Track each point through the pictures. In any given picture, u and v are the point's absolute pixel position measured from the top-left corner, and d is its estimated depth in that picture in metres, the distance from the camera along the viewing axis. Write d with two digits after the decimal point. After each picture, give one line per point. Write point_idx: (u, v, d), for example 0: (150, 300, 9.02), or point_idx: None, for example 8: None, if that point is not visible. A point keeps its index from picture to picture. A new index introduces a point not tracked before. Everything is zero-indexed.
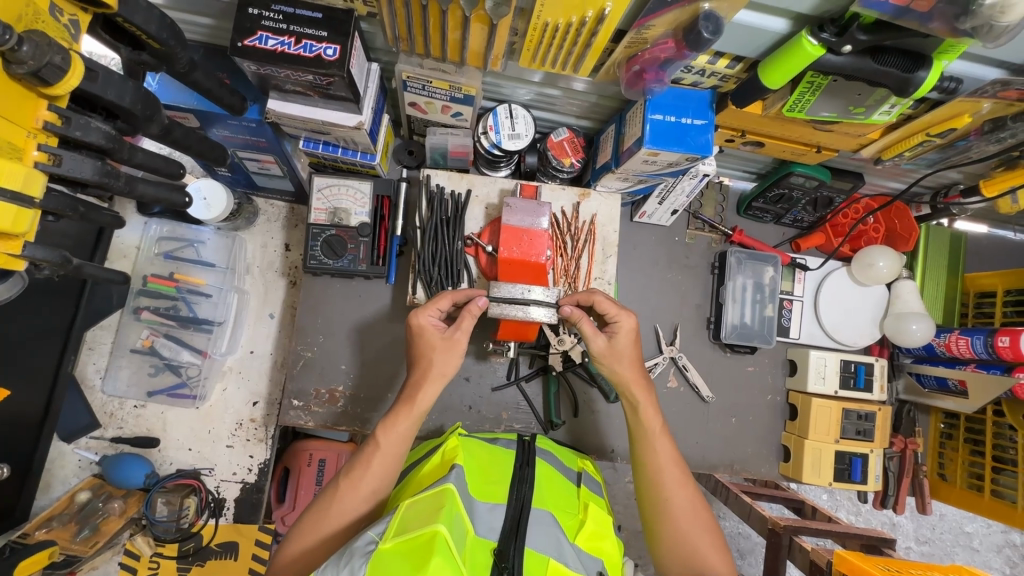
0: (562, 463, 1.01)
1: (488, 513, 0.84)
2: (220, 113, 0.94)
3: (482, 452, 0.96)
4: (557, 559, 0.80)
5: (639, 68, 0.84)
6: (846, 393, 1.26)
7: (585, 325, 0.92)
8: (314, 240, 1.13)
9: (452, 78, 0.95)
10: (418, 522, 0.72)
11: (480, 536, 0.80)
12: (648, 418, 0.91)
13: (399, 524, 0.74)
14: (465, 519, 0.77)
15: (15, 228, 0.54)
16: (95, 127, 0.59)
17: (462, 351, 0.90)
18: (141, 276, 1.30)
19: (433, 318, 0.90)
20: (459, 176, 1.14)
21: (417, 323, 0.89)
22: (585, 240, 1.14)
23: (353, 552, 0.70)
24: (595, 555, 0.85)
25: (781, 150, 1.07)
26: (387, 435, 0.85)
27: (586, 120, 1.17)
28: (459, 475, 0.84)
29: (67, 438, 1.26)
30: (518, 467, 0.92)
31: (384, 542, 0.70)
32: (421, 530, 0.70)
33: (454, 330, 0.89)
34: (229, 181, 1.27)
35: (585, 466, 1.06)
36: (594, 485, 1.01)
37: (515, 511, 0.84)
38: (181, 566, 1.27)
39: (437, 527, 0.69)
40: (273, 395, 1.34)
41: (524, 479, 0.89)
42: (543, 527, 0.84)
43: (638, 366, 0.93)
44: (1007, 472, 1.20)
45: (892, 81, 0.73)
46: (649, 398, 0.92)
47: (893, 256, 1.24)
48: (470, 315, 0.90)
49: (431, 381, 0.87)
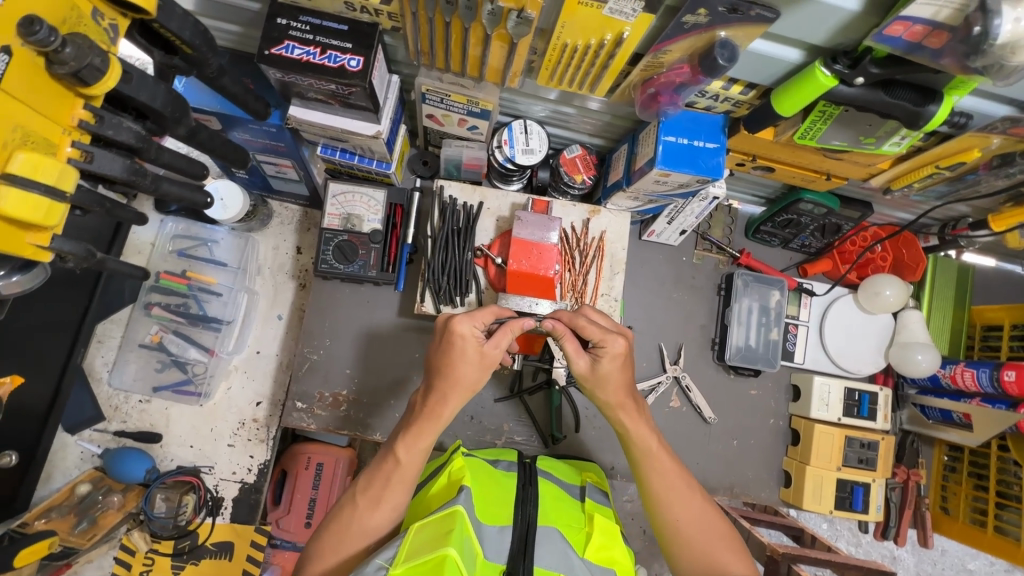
0: (563, 482, 1.01)
1: (496, 536, 0.84)
2: (243, 117, 0.97)
3: (484, 474, 0.95)
4: (566, 574, 0.81)
5: (654, 91, 0.86)
6: (849, 421, 1.25)
7: (569, 344, 0.86)
8: (326, 245, 1.15)
9: (470, 92, 0.97)
10: (428, 546, 0.73)
11: (489, 560, 0.80)
12: (645, 438, 0.89)
13: (408, 549, 0.74)
14: (474, 542, 0.77)
15: (45, 221, 0.55)
16: (126, 126, 0.61)
17: (491, 368, 0.84)
18: (154, 272, 1.32)
19: (472, 326, 0.82)
20: (471, 188, 1.16)
21: (457, 330, 0.81)
22: (593, 256, 1.16)
23: None
24: (607, 566, 0.85)
25: (790, 176, 1.09)
26: (408, 450, 0.82)
27: (599, 139, 1.19)
28: (467, 495, 0.84)
29: (71, 429, 1.26)
30: (520, 487, 0.91)
31: (394, 568, 0.71)
32: (430, 555, 0.70)
33: (491, 345, 0.83)
34: (246, 183, 1.29)
35: (587, 479, 1.05)
36: (599, 496, 1.00)
37: (522, 531, 0.84)
38: (176, 564, 1.27)
39: (446, 551, 0.70)
40: (277, 396, 1.34)
41: (528, 499, 0.88)
42: (550, 543, 0.84)
43: (626, 388, 0.89)
44: (1010, 508, 1.19)
45: (902, 114, 0.74)
46: (642, 417, 0.90)
47: (900, 284, 1.25)
48: (509, 331, 0.84)
49: (456, 395, 0.82)
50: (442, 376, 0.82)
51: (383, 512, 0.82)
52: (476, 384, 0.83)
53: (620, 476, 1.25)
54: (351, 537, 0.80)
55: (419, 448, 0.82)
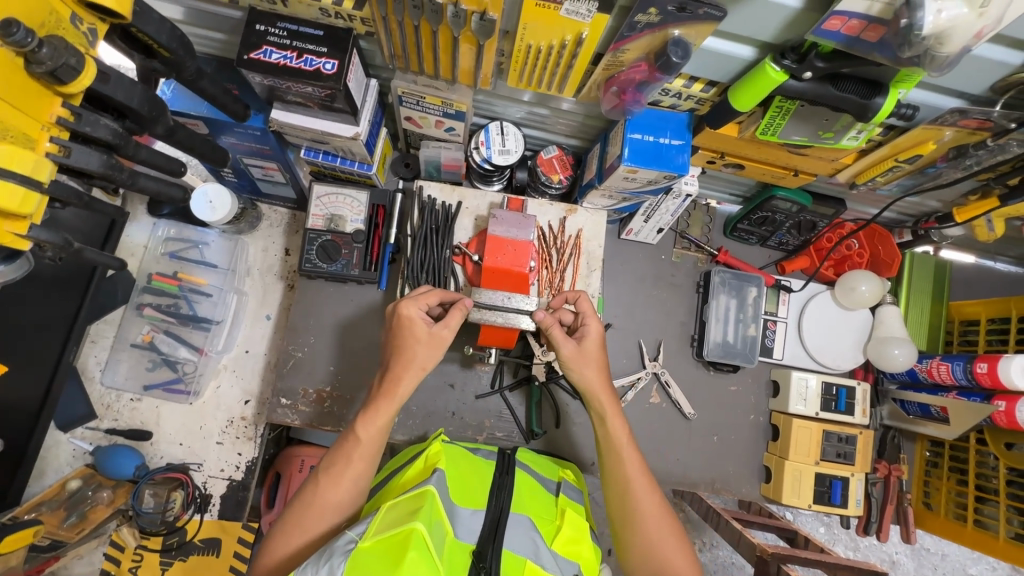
0: (540, 475, 1.01)
1: (469, 517, 0.86)
2: (227, 121, 1.01)
3: (465, 461, 0.96)
4: (534, 559, 0.82)
5: (618, 89, 0.89)
6: (827, 415, 1.27)
7: (555, 330, 0.95)
8: (310, 244, 1.19)
9: (444, 94, 1.01)
10: (396, 520, 0.74)
11: (460, 539, 0.82)
12: (615, 430, 0.93)
13: (378, 523, 0.76)
14: (445, 524, 0.79)
15: (21, 208, 0.59)
16: (103, 124, 0.65)
17: (444, 346, 0.93)
18: (146, 274, 1.36)
19: (422, 310, 0.93)
20: (450, 188, 1.19)
21: (406, 314, 0.91)
22: (570, 254, 1.18)
23: (333, 551, 0.72)
24: (572, 559, 0.87)
25: (760, 173, 1.11)
26: (367, 428, 0.88)
27: (575, 140, 1.23)
28: (441, 478, 0.86)
29: (63, 427, 1.30)
30: (497, 475, 0.93)
31: (363, 541, 0.72)
32: (397, 529, 0.72)
33: (441, 326, 0.92)
34: (235, 187, 1.33)
35: (565, 475, 1.06)
36: (575, 494, 1.01)
37: (494, 516, 0.86)
38: (164, 560, 1.29)
39: (414, 525, 0.72)
40: (264, 394, 1.37)
41: (504, 486, 0.91)
42: (522, 529, 0.86)
43: (600, 376, 0.95)
44: (990, 502, 1.19)
45: (852, 107, 0.77)
46: (615, 412, 0.95)
47: (875, 280, 1.26)
48: (458, 311, 0.94)
49: (411, 373, 0.90)
50: (399, 357, 0.91)
51: (344, 489, 0.86)
52: (432, 362, 0.92)
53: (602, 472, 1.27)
54: (314, 514, 0.84)
55: (376, 425, 0.88)
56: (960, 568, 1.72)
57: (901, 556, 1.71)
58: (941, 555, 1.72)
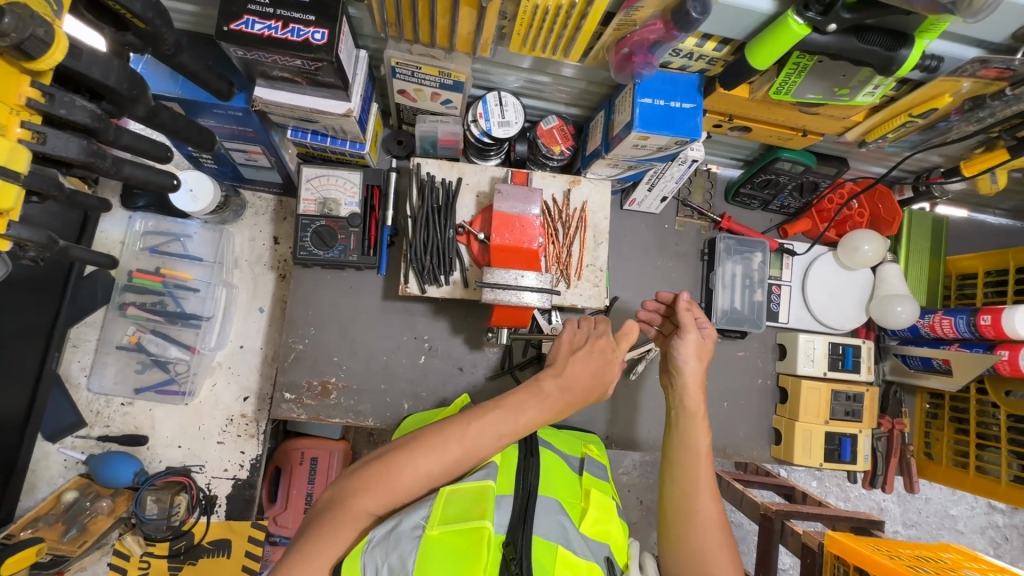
0: (564, 453, 1.02)
1: (496, 508, 0.82)
2: (206, 101, 0.94)
3: None
4: (564, 545, 0.80)
5: (628, 51, 0.84)
6: (835, 375, 1.28)
7: (688, 316, 0.98)
8: (303, 231, 1.13)
9: (442, 64, 0.95)
10: (465, 513, 0.72)
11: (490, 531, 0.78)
12: (697, 436, 0.91)
13: (443, 508, 0.73)
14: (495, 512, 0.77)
15: None
16: (79, 105, 0.57)
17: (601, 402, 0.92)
18: (126, 271, 1.28)
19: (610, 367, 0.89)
20: (449, 164, 1.14)
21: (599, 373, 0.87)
22: (576, 227, 1.15)
23: (399, 536, 0.70)
24: (601, 541, 0.86)
25: (767, 135, 1.09)
26: (508, 407, 0.82)
27: (575, 108, 1.18)
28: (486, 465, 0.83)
29: (51, 437, 1.23)
30: (523, 455, 0.89)
31: (432, 530, 0.70)
32: (469, 524, 0.70)
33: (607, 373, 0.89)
34: (216, 173, 1.25)
35: (589, 452, 1.06)
36: (597, 471, 1.02)
37: (523, 498, 0.83)
38: (173, 565, 1.25)
39: (486, 524, 0.70)
40: (264, 389, 1.32)
41: (531, 467, 0.87)
42: (547, 515, 0.83)
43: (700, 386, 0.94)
44: (990, 449, 1.24)
45: (875, 60, 0.74)
46: (702, 416, 0.93)
47: (878, 239, 1.26)
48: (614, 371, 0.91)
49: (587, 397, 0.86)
50: (579, 377, 0.86)
51: (461, 446, 0.79)
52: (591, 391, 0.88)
53: (615, 445, 1.26)
54: (434, 453, 0.77)
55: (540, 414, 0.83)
56: (943, 510, 1.81)
57: (889, 502, 1.79)
58: (926, 498, 1.80)
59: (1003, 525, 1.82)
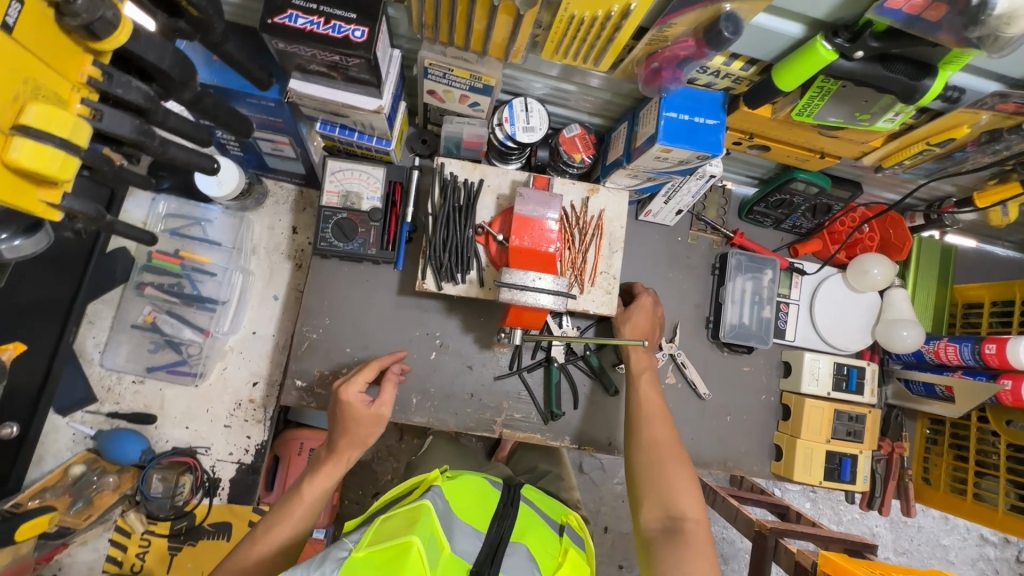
0: (545, 513, 1.02)
1: (466, 536, 0.87)
2: (242, 89, 0.96)
3: (472, 485, 0.96)
4: None
5: (658, 65, 0.87)
6: (838, 395, 1.30)
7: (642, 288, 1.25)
8: (325, 222, 1.15)
9: (473, 67, 0.97)
10: (395, 532, 0.76)
11: (455, 557, 0.83)
12: (643, 386, 1.11)
13: (375, 536, 0.77)
14: (439, 538, 0.80)
15: (61, 174, 0.53)
16: (135, 86, 0.59)
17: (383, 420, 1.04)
18: (145, 252, 1.30)
19: (357, 390, 1.03)
20: (471, 166, 1.16)
21: (345, 398, 1.01)
22: (593, 235, 1.17)
23: (326, 557, 0.74)
24: None
25: (785, 155, 1.11)
26: (311, 484, 0.97)
27: (598, 118, 1.20)
28: (438, 495, 0.87)
29: (63, 411, 1.24)
30: (501, 506, 0.95)
31: (357, 551, 0.73)
32: (395, 542, 0.73)
33: (377, 404, 1.03)
34: (241, 161, 1.27)
35: (570, 519, 1.06)
36: (578, 539, 1.01)
37: (494, 541, 0.88)
38: (173, 544, 1.26)
39: (411, 539, 0.72)
40: (274, 376, 1.33)
41: (506, 515, 0.93)
42: (519, 559, 0.86)
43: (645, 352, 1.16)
44: (988, 476, 1.25)
45: (898, 88, 0.76)
46: (646, 370, 1.13)
47: (887, 263, 1.29)
48: (389, 385, 1.06)
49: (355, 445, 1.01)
50: (343, 436, 1.00)
51: (295, 524, 0.94)
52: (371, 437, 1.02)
53: (618, 452, 1.28)
54: (277, 527, 0.93)
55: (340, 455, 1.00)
56: (936, 539, 1.81)
57: (881, 528, 1.80)
58: (919, 527, 1.81)
59: (995, 558, 1.82)
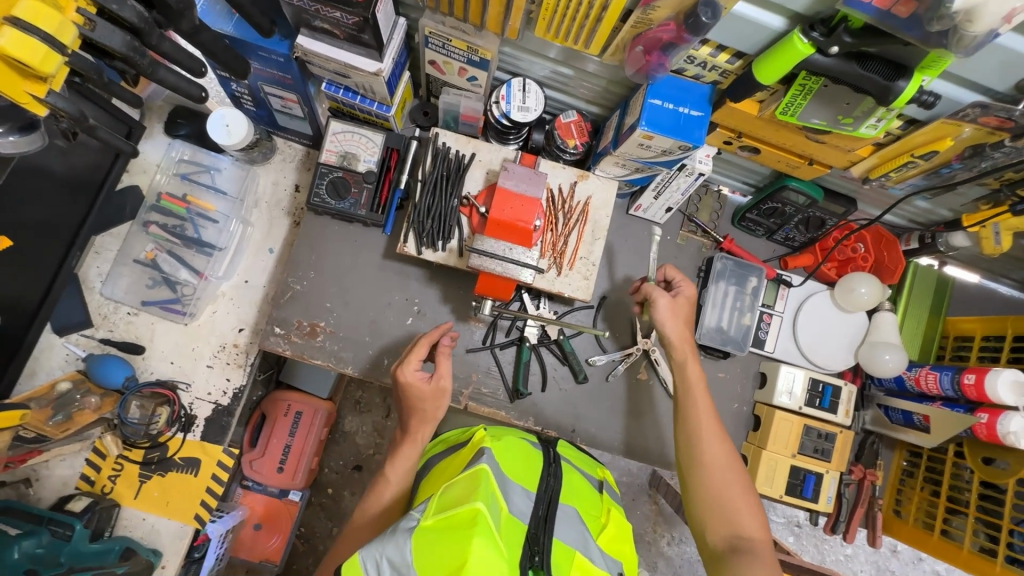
0: (585, 471, 1.15)
1: (520, 496, 0.94)
2: (253, 41, 1.02)
3: (518, 449, 1.04)
4: (582, 552, 0.93)
5: (643, 48, 0.89)
6: (810, 411, 1.27)
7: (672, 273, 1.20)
8: (321, 179, 1.21)
9: (471, 39, 1.01)
10: (458, 501, 0.79)
11: (514, 515, 0.90)
12: (696, 399, 1.07)
13: (436, 505, 0.81)
14: (498, 499, 0.85)
15: (43, 67, 0.59)
16: (130, 4, 0.64)
17: (445, 396, 1.09)
18: (156, 193, 1.37)
19: (415, 369, 1.08)
20: (466, 139, 1.20)
21: (405, 379, 1.07)
22: (576, 220, 1.19)
23: (396, 528, 0.78)
24: (616, 558, 0.99)
25: (775, 160, 1.11)
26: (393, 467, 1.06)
27: (595, 106, 1.23)
28: (491, 456, 0.93)
29: (59, 330, 1.31)
30: (545, 466, 1.02)
31: (425, 520, 0.77)
32: (462, 510, 0.77)
33: (437, 378, 1.09)
34: (253, 116, 1.33)
35: (604, 474, 1.20)
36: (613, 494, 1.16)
37: (545, 500, 0.96)
38: (143, 472, 1.31)
39: (478, 505, 0.77)
40: (259, 324, 1.39)
41: (553, 474, 1.01)
42: (570, 523, 0.97)
43: (696, 368, 1.10)
44: (959, 514, 1.22)
45: (874, 88, 0.76)
46: (697, 385, 1.09)
47: (875, 284, 1.27)
48: (444, 356, 1.10)
49: (427, 423, 1.08)
50: (415, 416, 1.08)
51: (383, 506, 1.02)
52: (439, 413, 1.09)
53: (580, 440, 1.28)
54: (366, 509, 1.02)
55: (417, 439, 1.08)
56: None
57: (867, 575, 1.72)
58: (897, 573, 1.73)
59: None
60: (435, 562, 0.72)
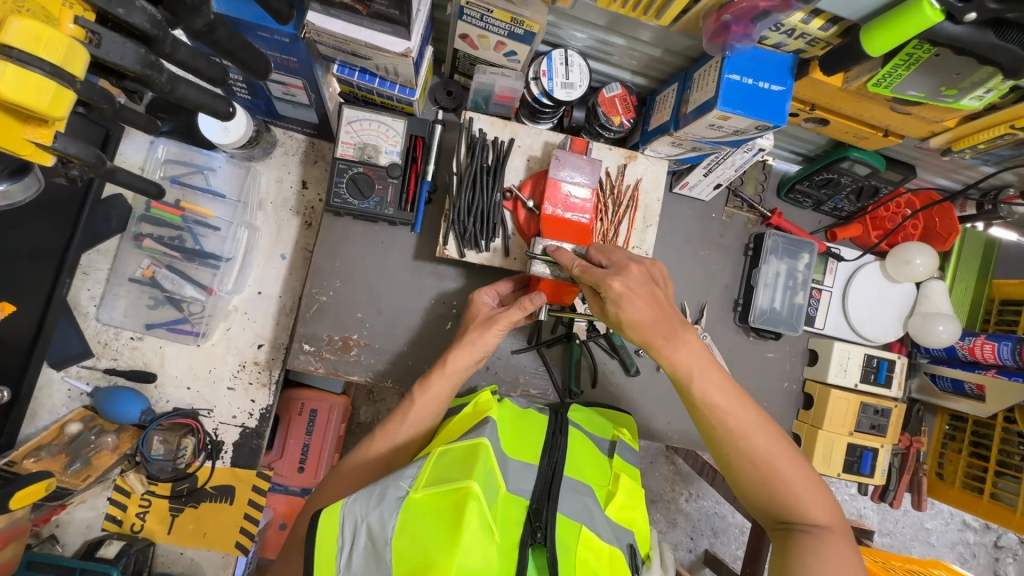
0: (594, 436, 1.07)
1: (519, 471, 0.92)
2: (252, 20, 0.84)
3: (515, 414, 1.01)
4: (588, 525, 0.90)
5: (728, 19, 0.77)
6: (865, 387, 1.26)
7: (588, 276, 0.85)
8: (339, 176, 1.06)
9: (516, 9, 0.87)
10: (448, 478, 0.78)
11: (513, 492, 0.89)
12: (706, 383, 0.87)
13: (429, 475, 0.80)
14: (497, 476, 0.84)
15: (54, 109, 0.52)
16: (139, 7, 0.53)
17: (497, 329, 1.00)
18: (143, 201, 1.20)
19: (490, 296, 1.06)
20: (502, 123, 1.06)
21: (474, 297, 1.06)
22: (627, 207, 1.09)
23: (383, 494, 0.77)
24: (627, 526, 0.97)
25: (843, 132, 1.02)
26: (424, 395, 1.00)
27: (641, 78, 1.10)
28: (494, 429, 0.90)
29: (56, 365, 1.18)
30: (550, 435, 0.98)
31: (414, 493, 0.76)
32: (452, 488, 0.76)
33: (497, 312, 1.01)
34: (248, 106, 1.15)
35: (620, 433, 1.11)
36: (628, 455, 1.09)
37: (548, 473, 0.93)
38: (173, 505, 1.22)
39: (469, 485, 0.75)
40: (279, 339, 1.27)
41: (557, 446, 0.96)
42: (574, 495, 0.93)
43: (693, 334, 0.88)
44: (1008, 477, 1.23)
45: (1007, 59, 0.68)
46: (706, 364, 0.88)
47: (931, 254, 1.22)
48: (519, 309, 0.97)
49: (465, 350, 1.00)
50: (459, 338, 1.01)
51: (412, 428, 0.99)
52: (484, 342, 1.00)
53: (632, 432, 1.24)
54: (392, 427, 0.99)
55: (450, 373, 1.00)
56: (919, 523, 1.82)
57: (869, 510, 1.79)
58: (905, 511, 1.81)
59: (973, 542, 1.83)
60: (417, 542, 0.72)
